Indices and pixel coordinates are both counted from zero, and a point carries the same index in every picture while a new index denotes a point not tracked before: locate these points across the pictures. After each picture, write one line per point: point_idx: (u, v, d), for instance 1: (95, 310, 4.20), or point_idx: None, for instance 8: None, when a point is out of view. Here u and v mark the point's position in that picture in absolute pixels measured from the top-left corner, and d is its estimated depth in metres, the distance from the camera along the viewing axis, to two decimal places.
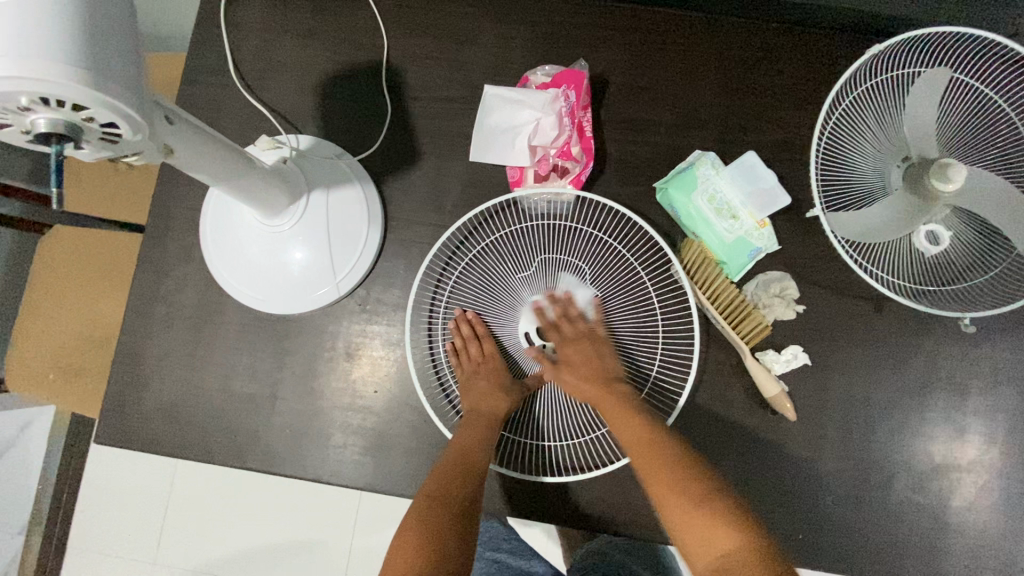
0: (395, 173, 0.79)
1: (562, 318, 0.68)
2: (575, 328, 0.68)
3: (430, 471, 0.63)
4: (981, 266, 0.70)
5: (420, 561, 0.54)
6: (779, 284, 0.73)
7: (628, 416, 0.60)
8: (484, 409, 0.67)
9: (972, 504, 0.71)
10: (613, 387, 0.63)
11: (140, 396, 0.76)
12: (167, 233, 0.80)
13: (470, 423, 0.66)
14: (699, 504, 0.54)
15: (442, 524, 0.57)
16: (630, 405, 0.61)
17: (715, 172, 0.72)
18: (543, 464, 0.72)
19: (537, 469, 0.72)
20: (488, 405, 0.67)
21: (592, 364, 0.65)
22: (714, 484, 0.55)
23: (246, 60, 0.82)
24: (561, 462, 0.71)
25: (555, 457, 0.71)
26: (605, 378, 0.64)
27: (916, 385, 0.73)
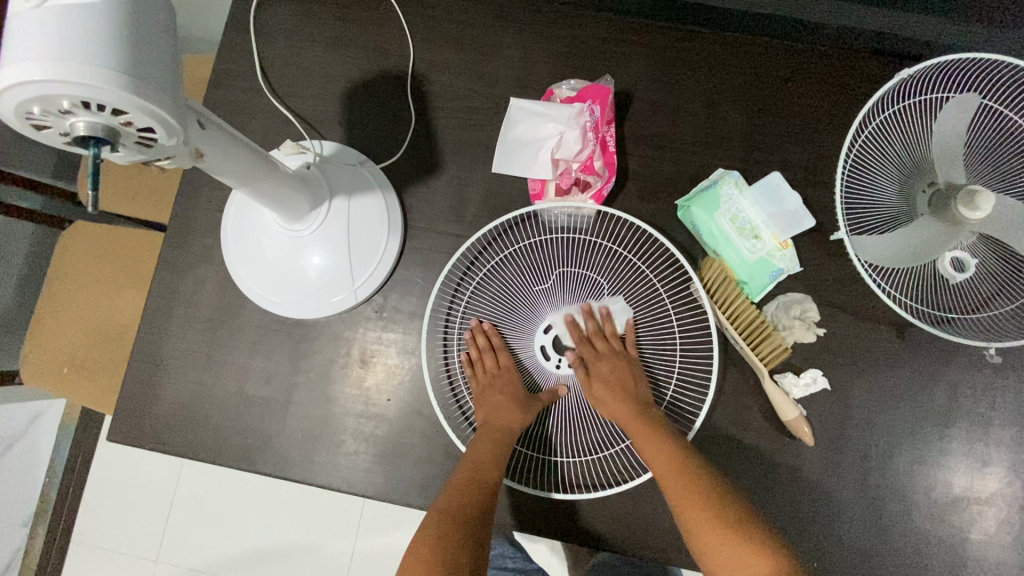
0: (416, 181, 0.79)
1: (596, 336, 0.69)
2: (607, 345, 0.69)
3: (443, 487, 0.63)
4: (1008, 294, 0.70)
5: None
6: (800, 306, 0.72)
7: (657, 436, 0.60)
8: (498, 423, 0.66)
9: (992, 539, 0.70)
10: (641, 407, 0.63)
11: (155, 395, 0.76)
12: (188, 234, 0.80)
13: (483, 437, 0.65)
14: (728, 532, 0.53)
15: (455, 540, 0.57)
16: (659, 428, 0.61)
17: (738, 191, 0.72)
18: (556, 480, 0.71)
19: (550, 485, 0.71)
20: (501, 419, 0.66)
21: (622, 385, 0.66)
22: (743, 510, 0.55)
23: (273, 66, 0.83)
24: (572, 478, 0.70)
25: (568, 474, 0.70)
26: (633, 399, 0.64)
27: (937, 414, 0.72)
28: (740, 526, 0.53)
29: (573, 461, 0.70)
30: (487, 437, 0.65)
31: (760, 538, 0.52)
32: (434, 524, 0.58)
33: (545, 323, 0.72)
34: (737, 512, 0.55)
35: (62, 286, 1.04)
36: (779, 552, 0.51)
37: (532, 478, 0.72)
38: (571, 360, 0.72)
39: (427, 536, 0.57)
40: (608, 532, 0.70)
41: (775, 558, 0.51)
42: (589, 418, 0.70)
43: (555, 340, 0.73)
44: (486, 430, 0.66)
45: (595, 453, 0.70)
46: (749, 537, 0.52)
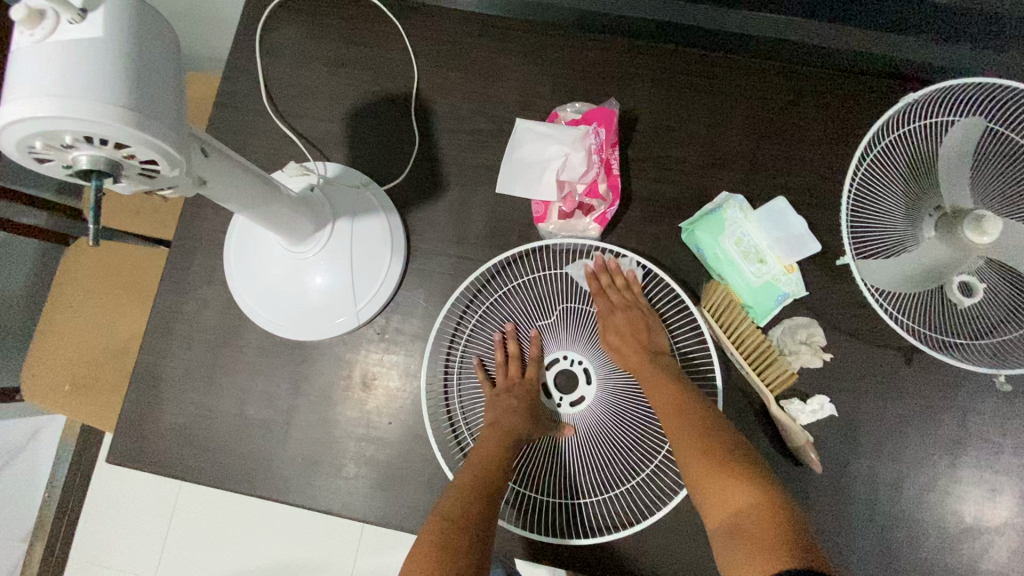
0: (419, 202, 0.79)
1: (611, 288, 0.71)
2: (623, 296, 0.71)
3: (447, 490, 0.61)
4: (1016, 320, 0.68)
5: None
6: (805, 330, 0.71)
7: (662, 378, 0.63)
8: (509, 424, 0.66)
9: (1005, 570, 0.68)
10: (657, 357, 0.66)
11: (154, 416, 0.76)
12: (191, 254, 0.80)
13: (491, 437, 0.65)
14: (721, 470, 0.54)
15: (463, 539, 0.56)
16: (670, 375, 0.64)
17: (743, 215, 0.72)
18: (557, 523, 0.70)
19: (551, 527, 0.70)
20: (513, 422, 0.66)
21: (638, 334, 0.68)
22: (743, 455, 0.56)
23: (278, 87, 0.83)
24: (577, 519, 0.69)
25: (570, 516, 0.69)
26: (648, 347, 0.67)
27: (947, 441, 0.71)
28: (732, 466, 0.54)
29: (579, 502, 0.69)
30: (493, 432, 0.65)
31: (751, 479, 0.53)
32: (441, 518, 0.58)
33: (547, 358, 0.72)
34: (734, 454, 0.55)
35: (65, 302, 1.04)
36: (769, 493, 0.52)
37: (535, 522, 0.70)
38: (572, 399, 0.71)
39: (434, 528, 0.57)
40: (611, 560, 0.69)
41: (763, 498, 0.51)
42: (592, 459, 0.68)
43: (556, 377, 0.72)
44: (494, 419, 0.67)
45: (600, 494, 0.69)
46: (740, 475, 0.53)
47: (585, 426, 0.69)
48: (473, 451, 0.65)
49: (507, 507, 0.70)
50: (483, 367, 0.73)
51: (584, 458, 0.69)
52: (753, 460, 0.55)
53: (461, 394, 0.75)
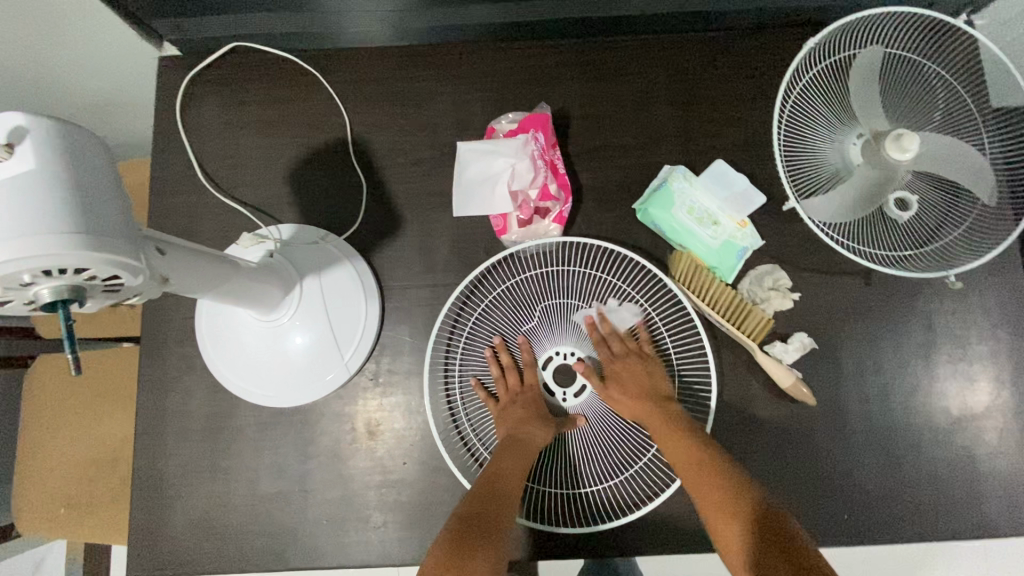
0: (380, 242, 0.79)
1: (609, 338, 0.73)
2: (625, 345, 0.72)
3: (464, 495, 0.63)
4: (952, 221, 0.75)
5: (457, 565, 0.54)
6: (771, 276, 0.75)
7: (673, 433, 0.64)
8: (522, 435, 0.67)
9: (997, 448, 0.74)
10: (661, 404, 0.67)
11: (168, 519, 0.74)
12: (164, 348, 0.79)
13: (507, 448, 0.66)
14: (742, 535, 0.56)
15: (478, 542, 0.57)
16: (676, 424, 0.65)
17: (688, 184, 0.76)
18: (588, 513, 0.71)
19: (584, 519, 0.71)
20: (525, 432, 0.67)
21: (641, 384, 0.69)
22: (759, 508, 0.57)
23: (212, 161, 0.83)
24: (585, 508, 0.71)
25: (598, 504, 0.71)
26: (651, 394, 0.68)
27: (920, 345, 0.76)
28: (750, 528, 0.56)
29: (603, 487, 0.71)
30: (521, 482, 0.64)
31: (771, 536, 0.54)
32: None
33: (541, 359, 0.74)
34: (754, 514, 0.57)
35: (43, 424, 1.01)
36: (787, 542, 0.53)
37: (567, 518, 0.72)
38: (575, 390, 0.74)
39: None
40: (634, 538, 0.71)
41: (779, 549, 0.53)
42: (606, 442, 0.71)
43: (555, 374, 0.74)
44: (524, 458, 0.65)
45: (607, 479, 0.71)
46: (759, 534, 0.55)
47: (593, 412, 0.72)
48: (489, 460, 0.66)
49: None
50: (483, 384, 0.75)
51: (589, 443, 0.72)
52: (770, 516, 0.56)
53: (468, 414, 0.76)
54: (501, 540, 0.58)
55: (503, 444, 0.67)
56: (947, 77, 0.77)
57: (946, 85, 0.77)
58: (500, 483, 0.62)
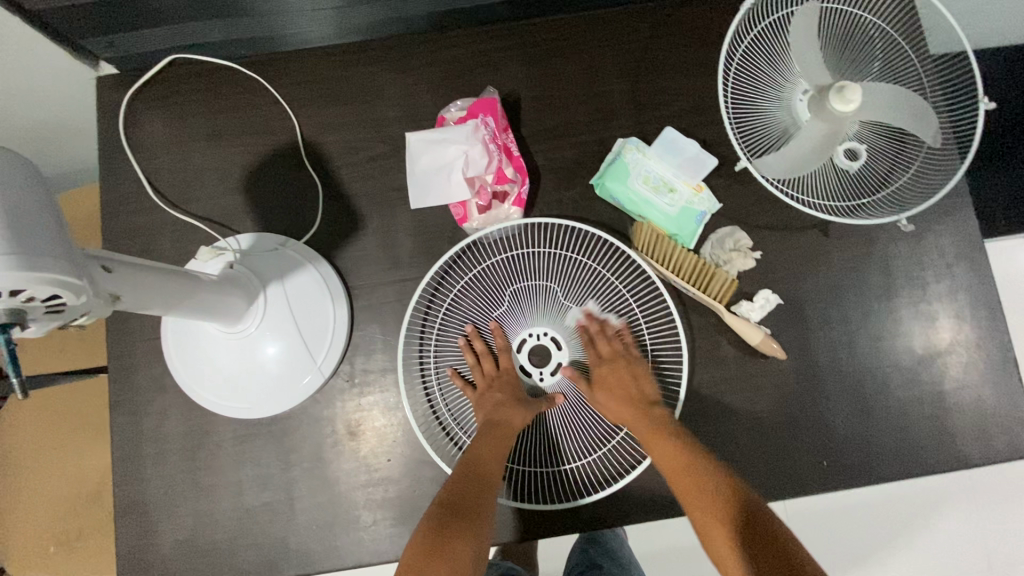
0: (342, 242, 0.79)
1: (603, 337, 0.73)
2: (611, 347, 0.72)
3: (444, 482, 0.64)
4: (900, 165, 0.76)
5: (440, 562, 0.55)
6: (731, 238, 0.76)
7: (660, 439, 0.65)
8: (500, 419, 0.67)
9: (963, 381, 0.76)
10: (650, 412, 0.67)
11: (154, 541, 0.73)
12: (132, 372, 0.77)
13: (486, 433, 0.66)
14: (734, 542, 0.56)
15: (460, 533, 0.58)
16: (666, 432, 0.65)
17: (642, 154, 0.77)
18: (574, 488, 0.72)
19: (571, 494, 0.72)
20: (504, 416, 0.67)
21: (627, 388, 0.69)
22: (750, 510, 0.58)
23: (162, 177, 0.81)
24: (572, 483, 0.72)
25: (584, 478, 0.72)
26: (640, 400, 0.68)
27: (881, 290, 0.78)
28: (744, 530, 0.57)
29: (587, 461, 0.72)
30: (500, 465, 0.65)
31: (763, 539, 0.55)
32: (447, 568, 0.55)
33: (515, 343, 0.74)
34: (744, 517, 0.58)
35: (20, 462, 0.99)
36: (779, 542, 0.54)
37: (555, 495, 0.72)
38: (551, 369, 0.74)
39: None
40: (617, 507, 0.72)
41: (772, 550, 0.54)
42: (585, 417, 0.72)
43: (530, 356, 0.75)
44: (502, 442, 0.66)
45: (587, 454, 0.72)
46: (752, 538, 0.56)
47: (571, 389, 0.73)
48: (468, 446, 0.66)
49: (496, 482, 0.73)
50: (460, 373, 0.75)
51: (567, 420, 0.72)
52: (763, 519, 0.57)
53: (447, 405, 0.76)
54: (481, 527, 0.59)
55: (482, 429, 0.67)
56: (884, 26, 0.78)
57: (883, 34, 0.78)
58: (480, 470, 0.63)
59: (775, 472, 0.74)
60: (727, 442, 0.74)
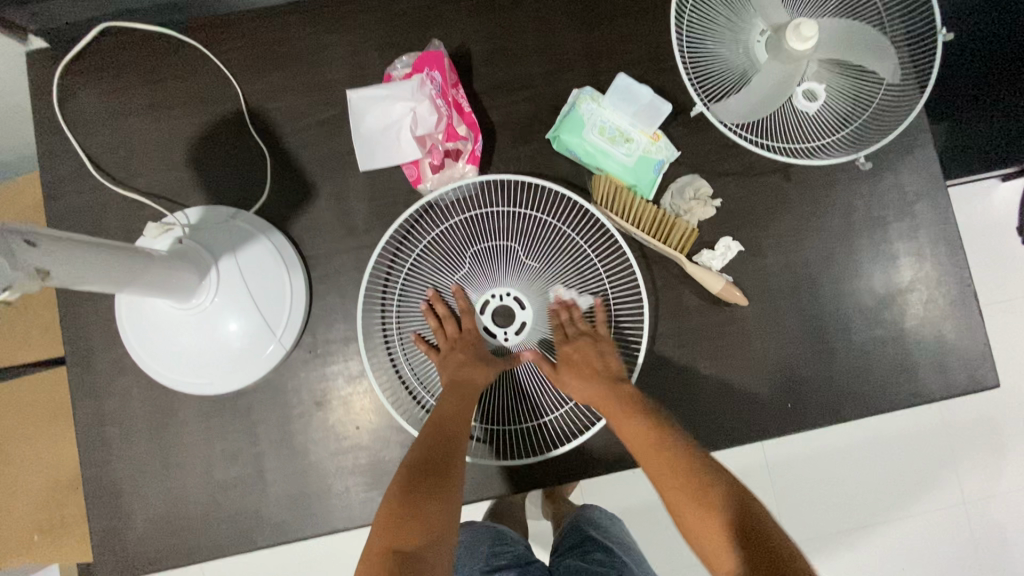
0: (295, 212, 0.77)
1: (567, 323, 0.72)
2: (580, 329, 0.71)
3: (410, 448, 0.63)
4: (861, 103, 0.74)
5: (407, 524, 0.55)
6: (691, 187, 0.75)
7: (629, 422, 0.63)
8: (465, 379, 0.67)
9: (924, 318, 0.77)
10: (619, 393, 0.65)
11: (127, 520, 0.73)
12: (90, 355, 0.76)
13: (451, 394, 0.66)
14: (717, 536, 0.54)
15: (426, 493, 0.58)
16: (637, 412, 0.64)
17: (597, 105, 0.75)
18: (546, 439, 0.73)
19: (543, 446, 0.73)
20: (468, 377, 0.67)
21: (592, 363, 0.68)
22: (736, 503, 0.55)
23: (104, 155, 0.78)
24: (544, 435, 0.73)
25: (556, 429, 0.73)
26: (608, 380, 0.66)
27: (843, 231, 0.78)
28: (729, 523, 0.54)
29: (558, 413, 0.72)
30: (466, 423, 0.65)
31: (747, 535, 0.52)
32: (418, 524, 0.55)
33: (477, 305, 0.74)
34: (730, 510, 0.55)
35: None
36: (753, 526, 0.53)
37: (528, 448, 0.73)
38: (516, 329, 0.74)
39: (400, 547, 0.53)
40: (585, 459, 0.73)
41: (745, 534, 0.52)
42: None
43: (494, 317, 0.74)
44: (467, 401, 0.66)
45: (561, 405, 0.72)
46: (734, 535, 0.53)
47: (535, 346, 0.73)
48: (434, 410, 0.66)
49: (476, 443, 0.73)
50: (423, 338, 0.74)
51: (536, 377, 0.72)
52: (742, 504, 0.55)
53: (414, 369, 0.75)
54: (453, 485, 0.60)
55: (448, 390, 0.66)
56: None
57: None
58: (445, 429, 0.63)
59: (741, 417, 0.74)
60: (693, 391, 0.75)
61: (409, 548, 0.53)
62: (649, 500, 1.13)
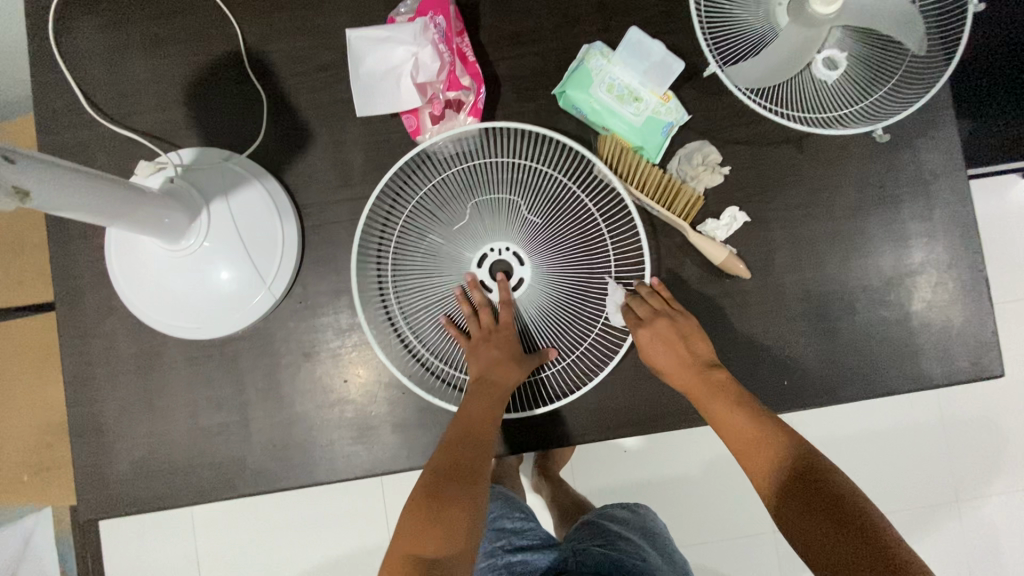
0: (291, 159, 0.75)
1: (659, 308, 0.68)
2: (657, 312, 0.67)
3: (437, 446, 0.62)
4: (883, 75, 0.71)
5: (431, 536, 0.54)
6: (700, 153, 0.73)
7: (723, 401, 0.61)
8: (494, 377, 0.64)
9: (932, 302, 0.75)
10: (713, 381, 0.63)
11: (111, 460, 0.73)
12: (78, 293, 0.75)
13: (479, 392, 0.63)
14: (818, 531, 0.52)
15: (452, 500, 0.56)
16: (729, 393, 0.62)
17: (607, 61, 0.73)
18: (541, 394, 0.73)
19: (537, 400, 0.73)
20: (498, 374, 0.65)
21: (677, 342, 0.66)
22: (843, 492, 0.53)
23: (99, 90, 0.76)
24: (538, 390, 0.72)
25: (550, 385, 0.72)
26: (701, 369, 0.65)
27: (854, 208, 0.75)
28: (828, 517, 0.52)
29: (553, 369, 0.71)
30: (495, 424, 0.62)
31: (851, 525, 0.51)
32: (440, 535, 0.54)
33: (476, 257, 0.72)
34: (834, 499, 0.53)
35: None
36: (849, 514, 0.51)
37: (521, 401, 0.73)
38: (513, 284, 0.72)
39: (422, 554, 0.53)
40: (574, 425, 0.72)
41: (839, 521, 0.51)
42: (549, 329, 0.71)
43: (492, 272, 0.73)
44: (495, 399, 0.63)
45: (561, 360, 0.71)
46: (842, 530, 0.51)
47: (533, 304, 0.71)
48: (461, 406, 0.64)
49: None
50: (454, 322, 0.71)
51: (537, 332, 0.71)
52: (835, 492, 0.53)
53: (407, 317, 0.73)
54: (478, 489, 0.58)
55: (474, 388, 0.64)
56: None
57: None
58: (474, 433, 0.60)
59: None
60: None
61: (431, 555, 0.53)
62: (637, 478, 1.13)
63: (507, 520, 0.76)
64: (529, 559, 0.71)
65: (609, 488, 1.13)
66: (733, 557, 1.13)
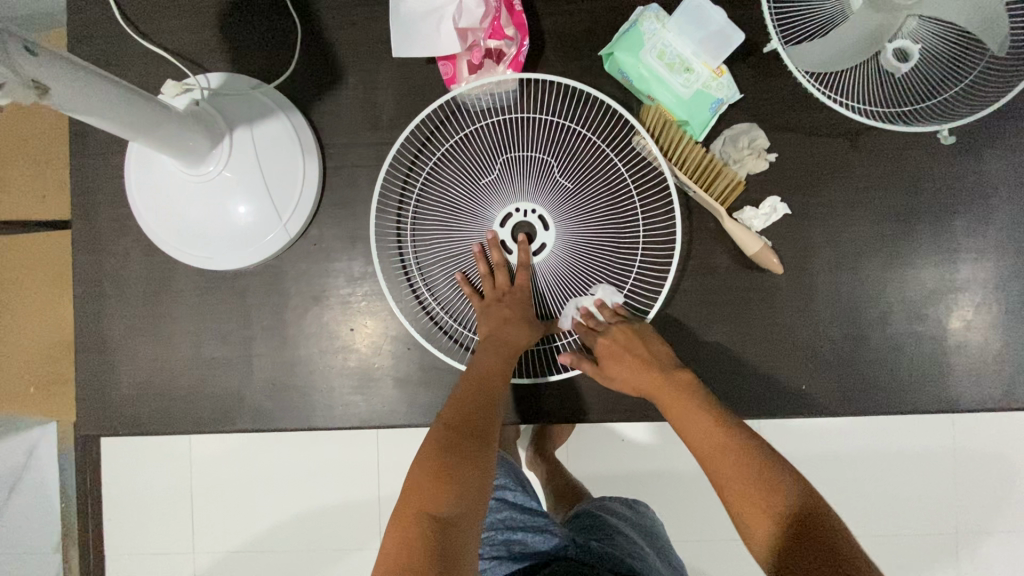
0: (320, 96, 0.72)
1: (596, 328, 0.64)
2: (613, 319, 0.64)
3: (446, 401, 0.58)
4: (955, 74, 0.67)
5: (441, 493, 0.48)
6: (747, 136, 0.69)
7: (679, 405, 0.56)
8: (507, 335, 0.62)
9: (971, 323, 0.70)
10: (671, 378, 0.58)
11: (114, 378, 0.73)
12: (95, 209, 0.74)
13: (489, 349, 0.61)
14: (772, 521, 0.47)
15: (463, 456, 0.51)
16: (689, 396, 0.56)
17: (660, 26, 0.68)
18: (548, 362, 0.71)
19: (544, 368, 0.71)
20: (511, 334, 0.62)
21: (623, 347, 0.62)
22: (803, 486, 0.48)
23: (133, 3, 0.74)
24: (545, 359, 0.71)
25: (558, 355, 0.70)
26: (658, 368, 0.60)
27: (902, 213, 0.70)
28: (779, 515, 0.47)
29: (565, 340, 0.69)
30: (507, 382, 0.59)
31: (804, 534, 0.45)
32: (453, 493, 0.49)
33: (500, 215, 0.68)
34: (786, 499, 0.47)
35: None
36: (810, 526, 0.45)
37: (528, 368, 0.72)
38: (535, 249, 0.67)
39: (431, 513, 0.47)
40: (577, 401, 0.70)
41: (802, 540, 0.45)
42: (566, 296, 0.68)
43: (514, 233, 0.68)
44: (507, 358, 0.61)
45: None
46: (794, 536, 0.45)
47: (550, 271, 0.68)
48: (472, 362, 0.61)
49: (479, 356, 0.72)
50: (469, 280, 0.68)
51: (554, 298, 0.68)
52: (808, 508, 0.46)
53: (423, 271, 0.72)
54: (491, 449, 0.53)
55: (485, 345, 0.62)
56: None
57: None
58: (485, 390, 0.57)
59: (750, 391, 0.70)
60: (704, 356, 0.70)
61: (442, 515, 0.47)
62: (634, 468, 1.11)
63: (511, 492, 0.73)
64: (528, 540, 0.67)
65: (604, 474, 1.12)
66: (720, 558, 1.11)
